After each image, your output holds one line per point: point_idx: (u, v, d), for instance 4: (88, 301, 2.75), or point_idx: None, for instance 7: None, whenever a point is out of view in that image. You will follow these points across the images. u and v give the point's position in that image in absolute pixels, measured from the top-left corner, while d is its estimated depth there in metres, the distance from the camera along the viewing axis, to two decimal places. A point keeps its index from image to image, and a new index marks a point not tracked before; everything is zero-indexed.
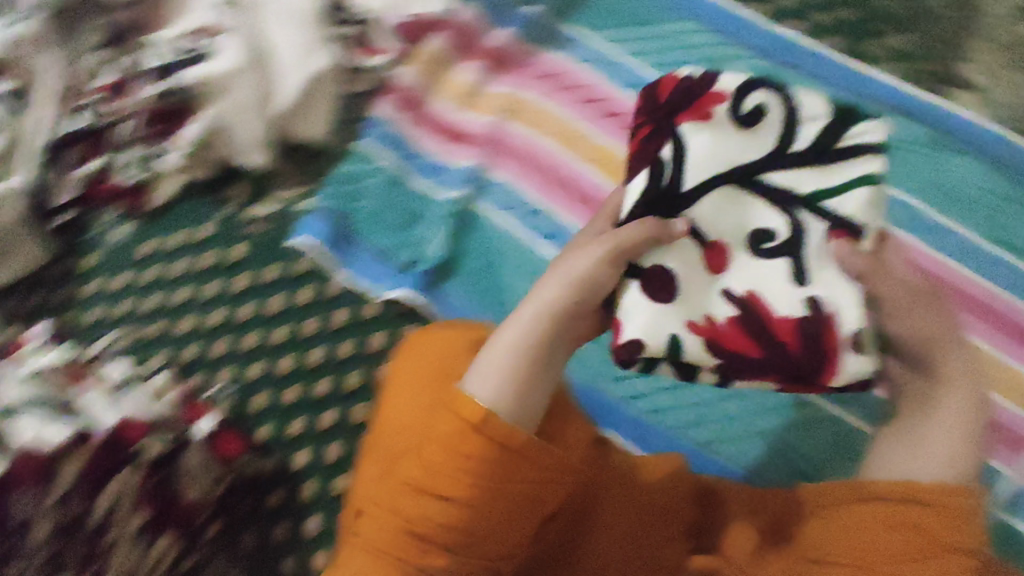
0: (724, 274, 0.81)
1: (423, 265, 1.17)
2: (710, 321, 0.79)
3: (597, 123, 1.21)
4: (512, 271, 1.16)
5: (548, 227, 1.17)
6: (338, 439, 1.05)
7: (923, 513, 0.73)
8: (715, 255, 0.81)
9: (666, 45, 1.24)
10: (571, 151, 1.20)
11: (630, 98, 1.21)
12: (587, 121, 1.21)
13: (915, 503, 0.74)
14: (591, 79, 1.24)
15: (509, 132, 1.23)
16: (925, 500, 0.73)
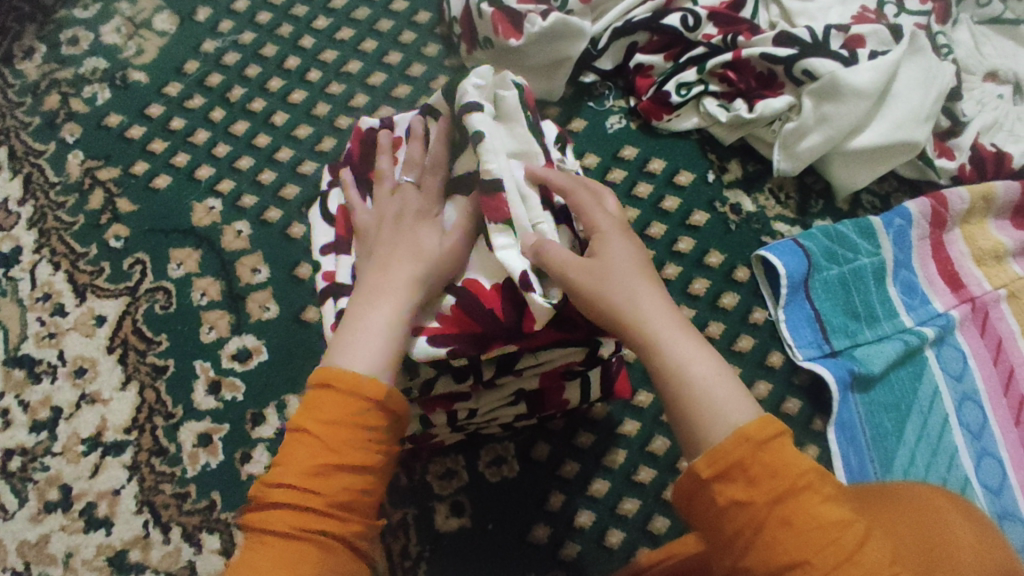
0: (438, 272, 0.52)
1: (811, 246, 0.79)
2: (466, 322, 0.50)
3: (981, 36, 0.88)
4: (874, 331, 0.78)
5: (954, 266, 0.81)
6: (578, 535, 0.72)
7: (795, 539, 0.39)
8: (501, 210, 0.48)
9: (1004, 39, 0.88)
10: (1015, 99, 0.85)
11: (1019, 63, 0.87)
12: (960, 44, 0.88)
13: (760, 516, 0.40)
14: (955, 40, 0.88)
15: (960, 210, 0.81)
16: (823, 519, 0.39)
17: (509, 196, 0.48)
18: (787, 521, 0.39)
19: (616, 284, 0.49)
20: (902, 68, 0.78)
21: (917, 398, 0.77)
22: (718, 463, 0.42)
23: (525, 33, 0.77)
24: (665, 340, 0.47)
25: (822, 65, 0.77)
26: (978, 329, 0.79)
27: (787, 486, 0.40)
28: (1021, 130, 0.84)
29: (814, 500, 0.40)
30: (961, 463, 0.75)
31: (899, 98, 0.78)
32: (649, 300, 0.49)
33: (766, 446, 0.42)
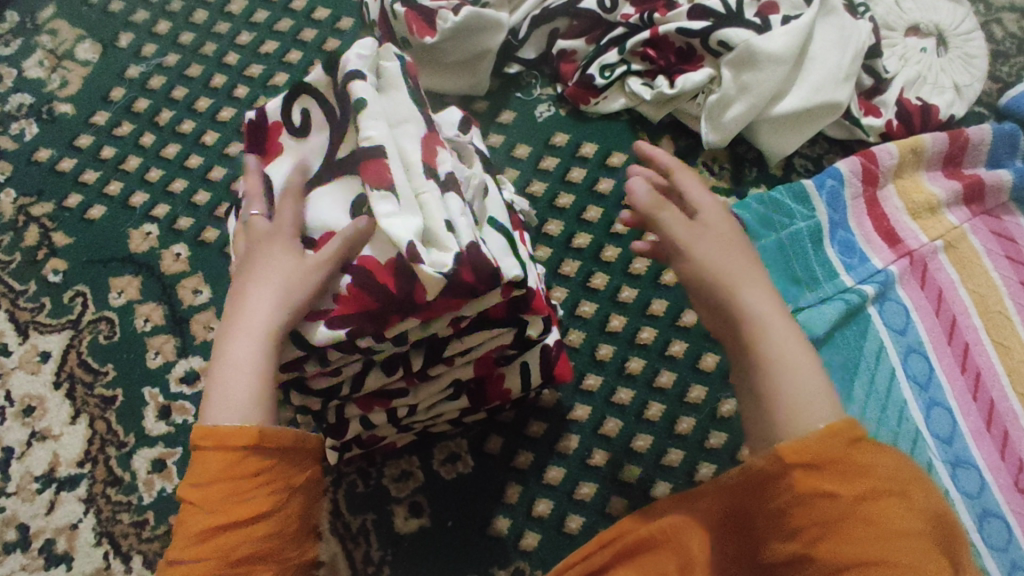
0: None
1: (745, 214, 0.79)
2: (362, 301, 0.49)
3: None
4: (818, 294, 0.78)
5: (890, 222, 0.82)
6: (539, 525, 0.72)
7: (874, 536, 0.39)
8: (381, 175, 0.48)
9: None
10: (935, 53, 0.86)
11: (939, 14, 0.87)
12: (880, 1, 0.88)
13: (844, 512, 0.40)
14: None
15: (890, 164, 0.81)
16: (897, 529, 0.39)
17: (390, 162, 0.48)
18: (868, 515, 0.39)
19: (717, 253, 0.51)
20: (815, 30, 0.79)
21: (864, 356, 0.77)
22: (812, 452, 0.42)
23: (440, 30, 0.77)
24: (763, 316, 0.47)
25: (736, 35, 0.77)
26: (917, 282, 0.80)
27: (870, 486, 0.40)
28: (945, 82, 0.85)
29: (898, 506, 0.40)
30: (912, 415, 0.75)
31: (816, 60, 0.78)
32: (762, 282, 0.50)
33: (858, 446, 0.42)
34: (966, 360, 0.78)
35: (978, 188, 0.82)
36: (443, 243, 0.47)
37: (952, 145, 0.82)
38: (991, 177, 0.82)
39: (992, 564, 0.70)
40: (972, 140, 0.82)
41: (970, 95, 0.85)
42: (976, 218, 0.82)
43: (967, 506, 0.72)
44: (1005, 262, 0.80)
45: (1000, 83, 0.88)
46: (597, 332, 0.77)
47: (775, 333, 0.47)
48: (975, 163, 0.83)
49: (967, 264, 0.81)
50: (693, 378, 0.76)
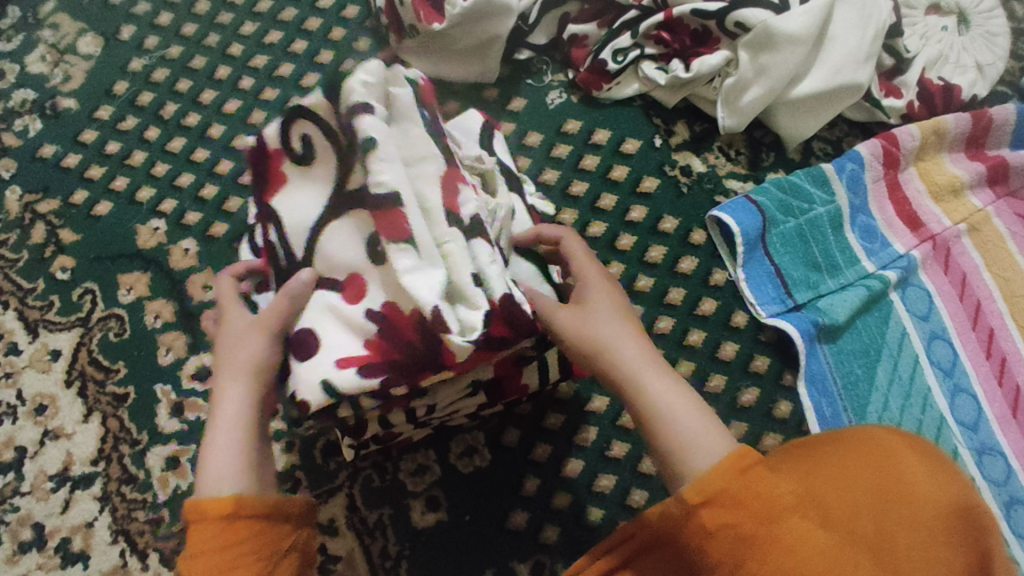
0: (363, 303, 0.50)
1: (763, 200, 0.77)
2: (398, 352, 0.48)
3: None
4: (837, 281, 0.76)
5: (911, 207, 0.80)
6: (559, 518, 0.71)
7: (774, 559, 0.43)
8: (398, 227, 0.47)
9: None
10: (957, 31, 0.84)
11: None
12: None
13: (749, 536, 0.44)
14: None
15: (910, 147, 0.80)
16: (796, 542, 0.43)
17: (408, 212, 0.47)
18: (766, 541, 0.43)
19: (605, 331, 0.55)
20: (837, 9, 0.76)
21: (885, 344, 0.75)
22: (705, 490, 0.46)
23: (448, 16, 0.76)
24: (654, 391, 0.53)
25: (754, 15, 0.74)
26: (940, 268, 0.78)
27: (763, 509, 0.44)
28: (967, 61, 0.83)
29: (789, 522, 0.43)
30: (936, 402, 0.74)
31: (837, 40, 0.76)
32: (642, 355, 0.55)
33: (747, 474, 0.46)
34: (991, 345, 0.76)
35: (1003, 169, 0.80)
36: (470, 300, 0.48)
37: (974, 126, 0.80)
38: (1015, 158, 0.80)
39: (1020, 553, 0.70)
40: (995, 121, 0.80)
41: (993, 74, 0.83)
42: (1000, 201, 0.80)
43: (994, 495, 0.71)
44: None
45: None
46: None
47: (659, 394, 0.53)
48: (999, 143, 0.81)
49: (991, 248, 0.79)
50: (712, 367, 0.74)
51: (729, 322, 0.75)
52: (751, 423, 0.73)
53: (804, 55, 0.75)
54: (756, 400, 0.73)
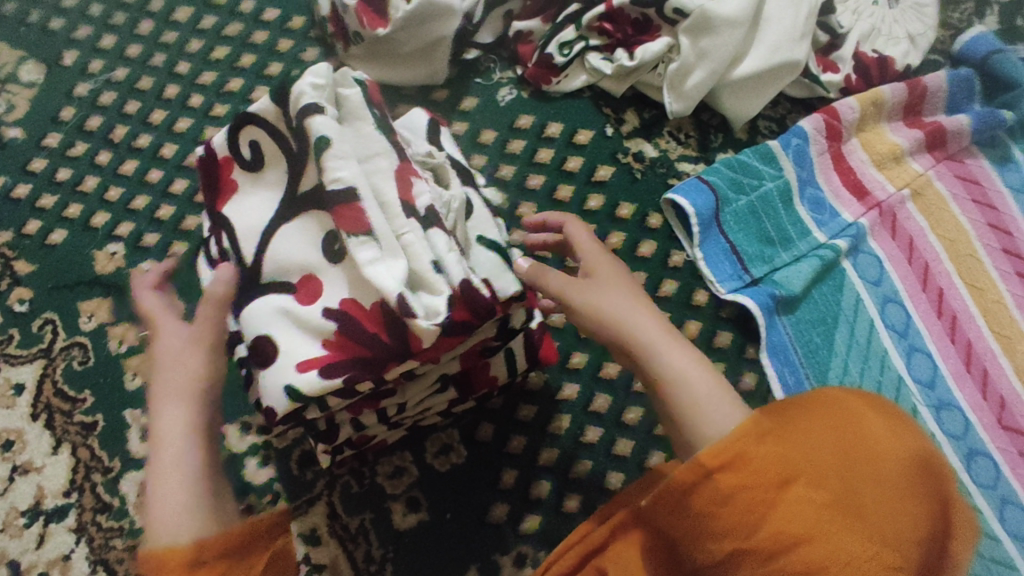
0: (319, 302, 0.50)
1: (715, 180, 0.79)
2: (358, 348, 0.48)
3: None
4: (792, 253, 0.78)
5: (856, 177, 0.82)
6: (539, 507, 0.72)
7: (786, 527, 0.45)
8: (358, 221, 0.45)
9: None
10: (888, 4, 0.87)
11: None
12: None
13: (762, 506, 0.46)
14: None
15: (851, 118, 0.82)
16: (806, 510, 0.45)
17: (365, 203, 0.45)
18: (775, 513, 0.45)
19: (620, 307, 0.55)
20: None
21: (842, 310, 0.78)
22: (721, 458, 0.47)
23: (391, 20, 0.77)
24: (668, 362, 0.52)
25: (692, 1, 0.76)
26: (888, 233, 0.81)
27: (773, 481, 0.46)
28: (899, 33, 0.86)
29: (796, 492, 0.45)
30: (893, 363, 0.77)
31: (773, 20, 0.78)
32: (659, 328, 0.54)
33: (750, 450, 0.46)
34: (941, 304, 0.79)
35: (940, 135, 0.83)
36: (432, 286, 0.45)
37: (910, 94, 0.83)
38: (950, 123, 0.83)
39: (981, 501, 0.73)
40: (930, 88, 0.83)
41: (924, 44, 0.86)
42: (939, 165, 0.83)
43: (954, 447, 0.74)
44: (969, 208, 0.82)
45: (952, 31, 0.89)
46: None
47: (672, 360, 0.52)
48: (935, 110, 0.84)
49: (934, 211, 0.82)
50: None
51: (690, 302, 0.77)
52: None
53: (742, 37, 0.77)
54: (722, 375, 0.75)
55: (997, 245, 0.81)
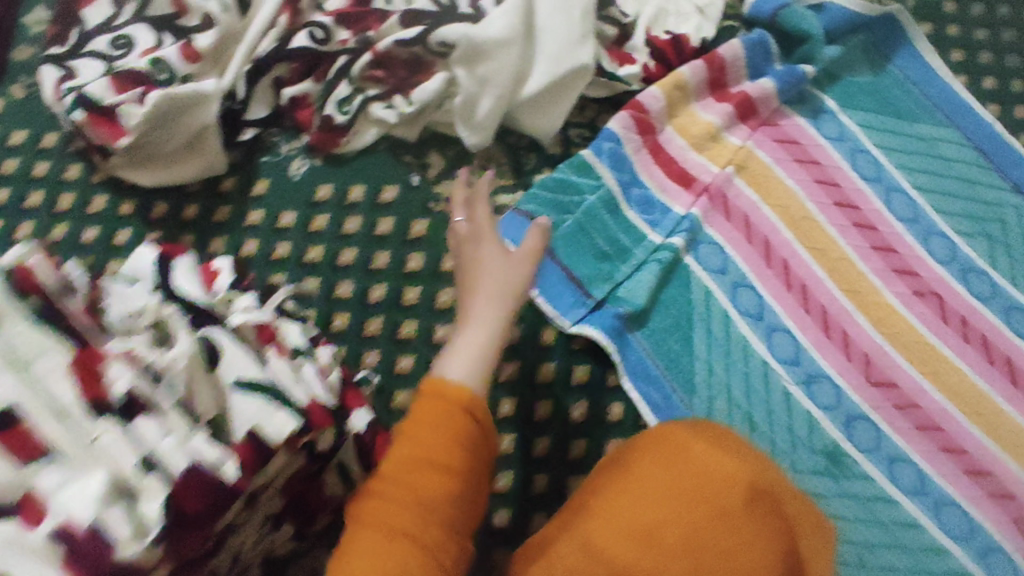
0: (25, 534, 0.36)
1: (532, 210, 0.73)
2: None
3: None
4: (632, 264, 0.74)
5: (680, 166, 0.79)
6: None
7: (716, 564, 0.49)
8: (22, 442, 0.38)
9: None
10: None
11: None
12: None
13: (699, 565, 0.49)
14: None
15: (660, 106, 0.78)
16: (722, 542, 0.49)
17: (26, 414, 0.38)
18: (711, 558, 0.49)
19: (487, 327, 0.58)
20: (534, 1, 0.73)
21: (695, 309, 0.74)
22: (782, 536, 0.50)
23: (131, 128, 0.68)
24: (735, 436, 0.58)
25: (453, 31, 0.70)
26: (724, 216, 0.78)
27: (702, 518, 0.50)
28: (688, 7, 0.83)
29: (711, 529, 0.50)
30: (756, 350, 0.74)
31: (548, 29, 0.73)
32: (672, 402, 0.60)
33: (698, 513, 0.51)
34: (789, 276, 0.77)
35: (749, 104, 0.81)
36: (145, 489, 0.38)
37: (711, 68, 0.80)
38: (755, 90, 0.81)
39: (867, 467, 0.73)
40: (729, 59, 0.81)
41: (715, 13, 0.83)
42: (757, 133, 0.81)
43: (832, 420, 0.73)
44: (794, 170, 0.81)
45: None
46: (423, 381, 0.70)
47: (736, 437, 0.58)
48: (740, 78, 0.82)
49: (762, 182, 0.80)
50: (535, 395, 0.71)
51: (538, 342, 0.72)
52: (589, 437, 0.70)
53: (519, 55, 0.72)
54: (587, 413, 0.71)
55: (829, 200, 0.80)
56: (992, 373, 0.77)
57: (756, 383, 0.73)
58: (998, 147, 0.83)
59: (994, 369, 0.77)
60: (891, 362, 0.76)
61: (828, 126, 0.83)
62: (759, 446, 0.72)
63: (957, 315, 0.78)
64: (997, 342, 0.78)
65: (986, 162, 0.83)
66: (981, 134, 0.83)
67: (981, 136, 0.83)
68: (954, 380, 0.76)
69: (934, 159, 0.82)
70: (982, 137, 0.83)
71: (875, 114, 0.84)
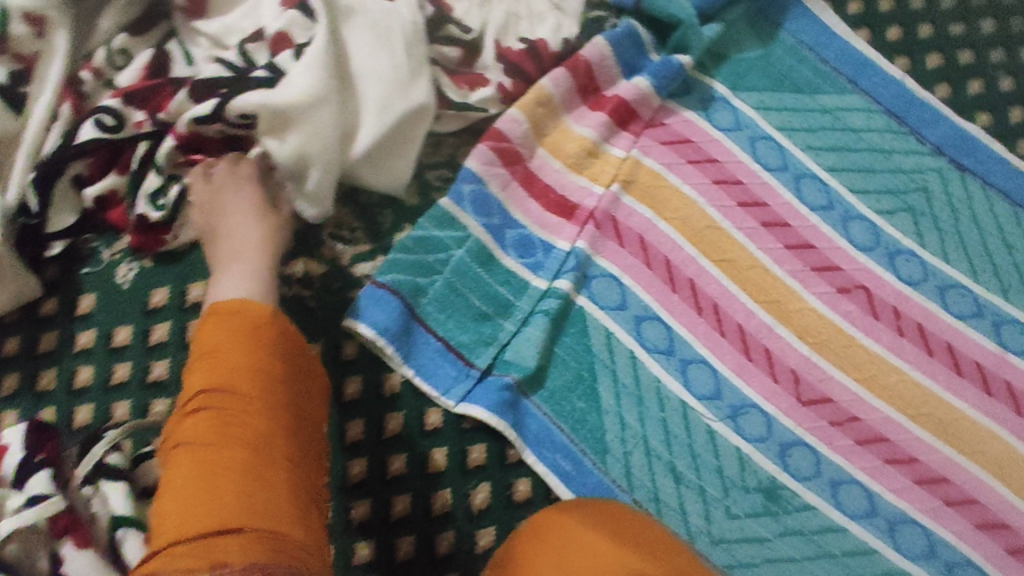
0: None
1: (391, 281, 0.64)
2: None
3: None
4: (514, 321, 0.65)
5: (559, 194, 0.69)
6: None
7: None
8: None
9: None
10: None
11: None
12: None
13: None
14: None
15: (524, 130, 0.69)
16: None
17: None
18: None
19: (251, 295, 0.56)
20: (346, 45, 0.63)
21: (596, 356, 0.66)
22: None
23: None
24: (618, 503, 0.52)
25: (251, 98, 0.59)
26: (617, 242, 0.69)
27: None
28: (541, 5, 0.72)
29: None
30: (670, 390, 0.66)
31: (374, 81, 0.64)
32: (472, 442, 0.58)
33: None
34: (697, 297, 0.69)
35: (626, 108, 0.71)
36: None
37: (576, 74, 0.70)
38: (629, 91, 0.71)
39: (808, 496, 0.66)
40: (594, 60, 0.71)
41: (575, 8, 0.73)
42: (641, 138, 0.72)
43: (764, 452, 0.67)
44: (689, 173, 0.72)
45: None
46: None
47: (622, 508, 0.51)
48: (613, 78, 0.72)
49: (654, 194, 0.71)
50: (431, 487, 0.63)
51: (425, 427, 0.64)
52: (498, 523, 0.63)
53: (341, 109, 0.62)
54: (491, 496, 0.63)
55: (732, 201, 0.72)
56: (931, 363, 0.70)
57: (675, 427, 0.66)
58: (906, 105, 0.76)
59: (933, 359, 0.70)
60: (820, 373, 0.69)
61: (722, 114, 0.73)
62: (688, 498, 0.64)
63: (888, 306, 0.71)
64: (932, 328, 0.70)
65: (896, 125, 0.75)
66: (887, 94, 0.76)
67: (887, 96, 0.76)
68: (892, 379, 0.69)
69: (840, 131, 0.75)
70: (887, 98, 0.76)
71: (771, 91, 0.75)
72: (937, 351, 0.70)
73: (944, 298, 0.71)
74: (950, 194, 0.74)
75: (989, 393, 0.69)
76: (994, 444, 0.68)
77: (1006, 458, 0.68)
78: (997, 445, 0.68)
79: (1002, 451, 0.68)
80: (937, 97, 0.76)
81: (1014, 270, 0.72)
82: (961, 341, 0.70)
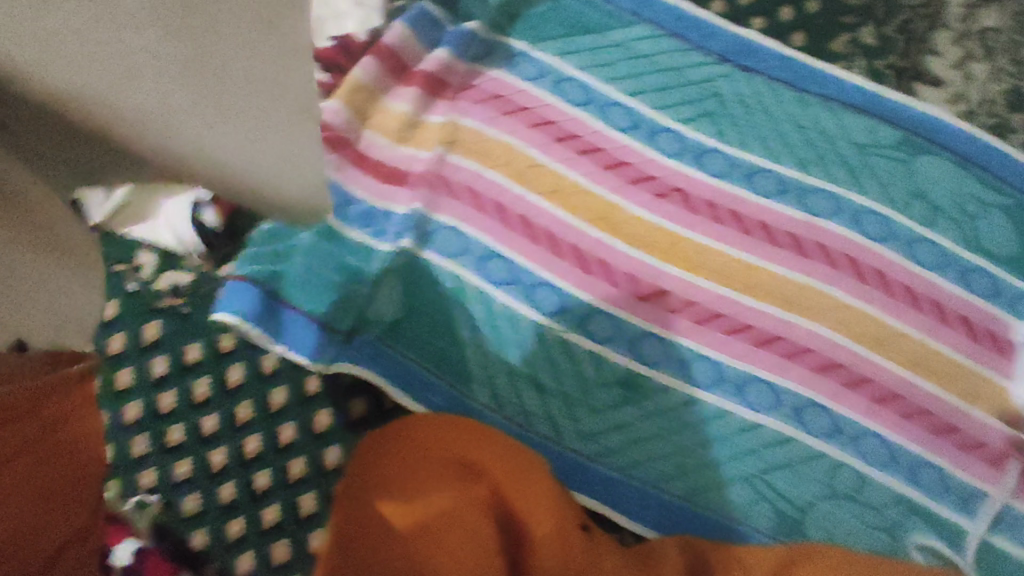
0: None
1: (252, 271, 0.70)
2: None
3: None
4: (369, 282, 0.72)
5: (390, 166, 0.77)
6: None
7: (437, 482, 0.61)
8: None
9: None
10: None
11: None
12: None
13: (428, 492, 0.60)
14: None
15: (344, 116, 0.76)
16: (422, 476, 0.61)
17: None
18: (434, 479, 0.61)
19: None
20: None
21: (447, 298, 0.74)
22: (418, 445, 0.63)
23: None
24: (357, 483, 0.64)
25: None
26: (448, 196, 0.77)
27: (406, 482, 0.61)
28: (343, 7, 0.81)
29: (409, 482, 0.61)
30: (519, 313, 0.74)
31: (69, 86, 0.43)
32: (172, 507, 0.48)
33: (392, 497, 0.60)
34: (530, 228, 0.77)
35: (433, 78, 0.79)
36: None
37: (383, 59, 0.79)
38: (432, 64, 0.80)
39: (661, 377, 0.73)
40: (399, 44, 0.80)
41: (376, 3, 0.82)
42: (455, 102, 0.80)
43: (614, 349, 0.74)
44: (505, 123, 0.80)
45: None
46: (206, 479, 0.68)
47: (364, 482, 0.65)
48: (418, 55, 0.80)
49: (475, 148, 0.79)
50: (321, 446, 0.70)
51: (304, 391, 0.72)
52: None
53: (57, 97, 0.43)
54: None
55: (548, 139, 0.80)
56: (750, 239, 0.78)
57: (529, 345, 0.73)
58: (687, 24, 0.83)
59: (751, 235, 0.78)
60: (651, 271, 0.76)
61: (524, 68, 0.82)
62: (552, 404, 0.72)
63: (704, 202, 0.79)
64: (747, 208, 0.79)
65: (683, 44, 0.83)
66: (669, 19, 0.84)
67: (669, 20, 0.83)
68: (715, 264, 0.77)
69: (634, 59, 0.82)
70: (670, 21, 0.83)
71: (566, 38, 0.83)
72: (753, 227, 0.78)
73: (751, 182, 0.79)
74: (739, 92, 0.81)
75: (805, 254, 0.78)
76: (818, 298, 0.76)
77: (830, 307, 0.76)
78: (820, 298, 0.76)
79: (826, 302, 0.76)
80: (712, 11, 0.84)
81: (807, 145, 0.80)
82: (771, 214, 0.78)
